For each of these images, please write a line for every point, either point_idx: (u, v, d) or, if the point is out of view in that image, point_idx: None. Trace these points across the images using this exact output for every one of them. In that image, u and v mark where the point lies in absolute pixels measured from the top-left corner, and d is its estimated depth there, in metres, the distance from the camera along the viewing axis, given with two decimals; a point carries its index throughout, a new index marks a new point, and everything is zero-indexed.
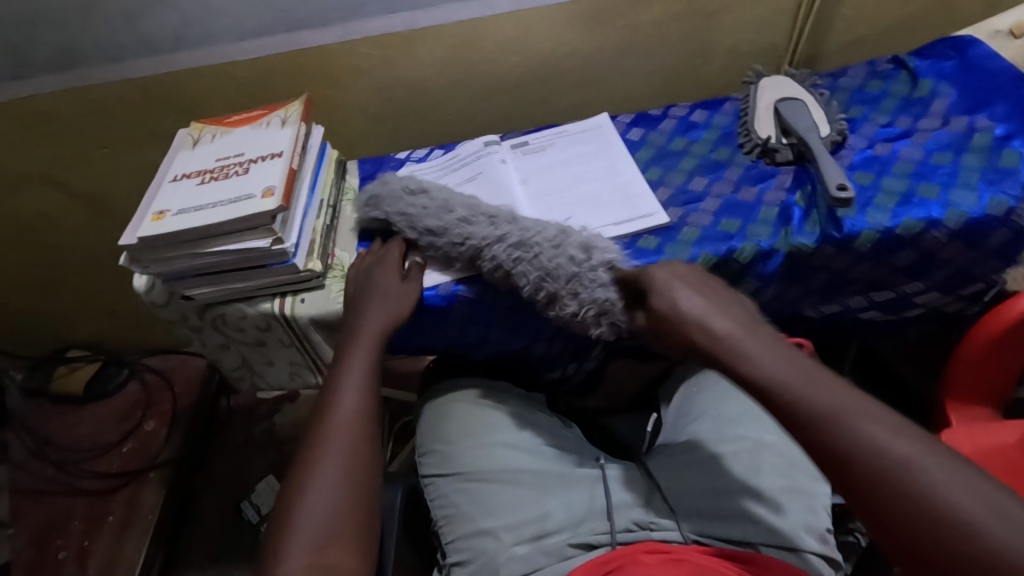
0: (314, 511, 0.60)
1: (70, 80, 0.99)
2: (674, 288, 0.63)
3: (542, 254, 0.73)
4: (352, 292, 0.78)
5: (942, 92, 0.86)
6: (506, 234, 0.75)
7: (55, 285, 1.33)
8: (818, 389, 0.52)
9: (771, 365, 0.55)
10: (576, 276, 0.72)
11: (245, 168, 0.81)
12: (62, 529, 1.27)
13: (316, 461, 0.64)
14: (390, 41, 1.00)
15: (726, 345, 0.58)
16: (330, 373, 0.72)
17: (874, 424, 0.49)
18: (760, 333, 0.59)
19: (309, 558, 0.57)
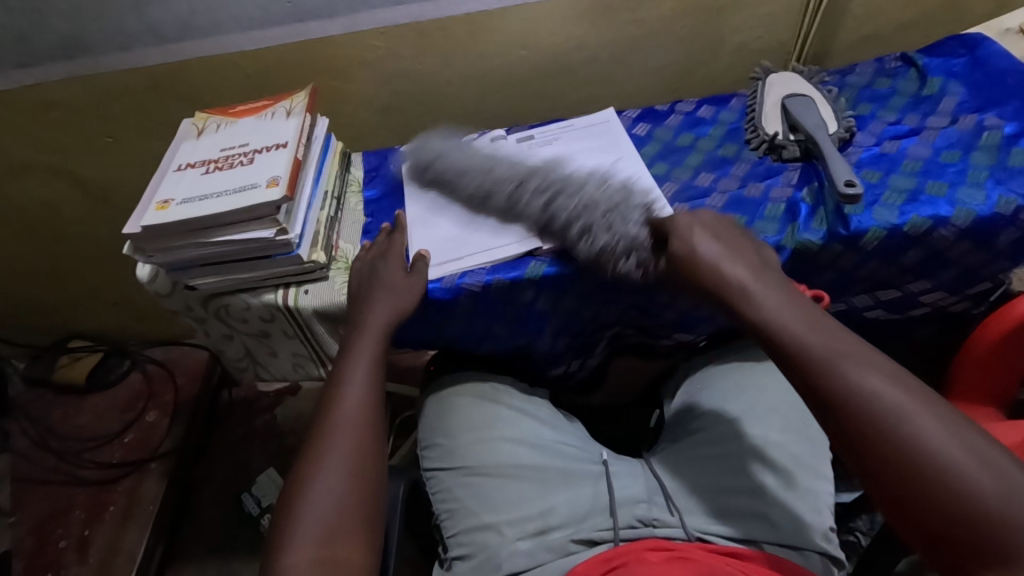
0: (319, 504, 0.60)
1: (75, 69, 0.99)
2: (695, 236, 0.67)
3: (584, 194, 0.77)
4: (356, 285, 0.79)
5: (952, 90, 0.86)
6: (558, 180, 0.80)
7: (59, 275, 1.33)
8: (824, 335, 0.55)
9: (786, 314, 0.57)
10: (616, 214, 0.75)
11: (251, 158, 0.81)
12: (63, 518, 1.27)
13: (320, 453, 0.64)
14: (396, 33, 0.99)
15: (743, 292, 0.61)
16: (335, 366, 0.72)
17: (875, 376, 0.50)
18: (773, 281, 0.62)
19: (314, 550, 0.56)
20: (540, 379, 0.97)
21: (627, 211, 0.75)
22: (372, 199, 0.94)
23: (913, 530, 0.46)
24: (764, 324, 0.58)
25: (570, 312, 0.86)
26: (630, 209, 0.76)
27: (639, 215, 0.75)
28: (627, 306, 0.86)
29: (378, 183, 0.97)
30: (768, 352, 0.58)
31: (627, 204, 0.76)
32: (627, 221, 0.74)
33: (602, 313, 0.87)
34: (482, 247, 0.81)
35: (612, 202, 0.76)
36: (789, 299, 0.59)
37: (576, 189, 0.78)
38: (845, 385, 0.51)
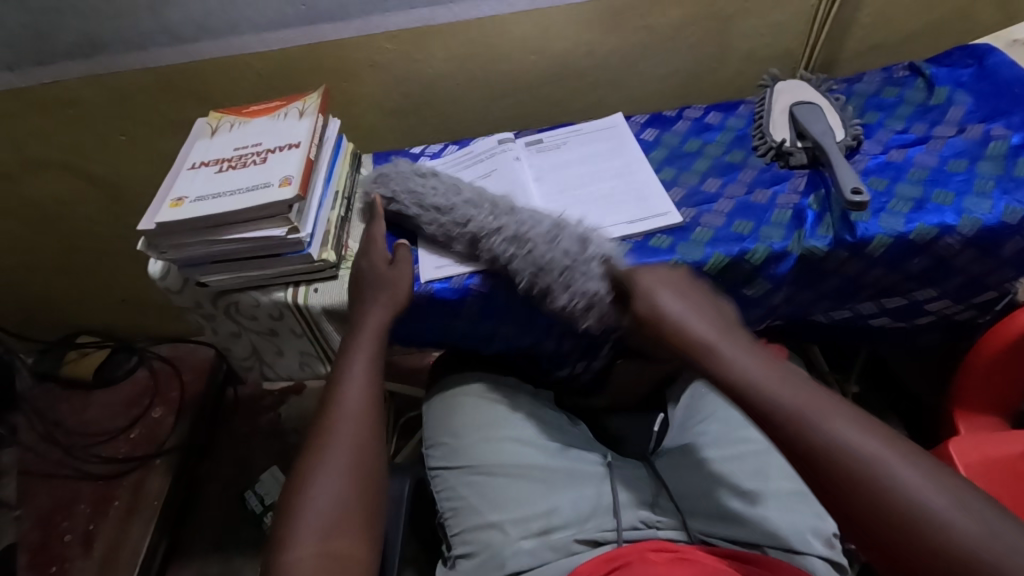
0: (322, 501, 0.60)
1: (91, 67, 1.01)
2: (659, 289, 0.67)
3: (536, 249, 0.73)
4: (359, 282, 0.79)
5: (959, 100, 0.86)
6: (509, 227, 0.76)
7: (69, 271, 1.34)
8: (788, 386, 0.56)
9: (751, 369, 0.58)
10: (578, 261, 0.72)
11: (263, 158, 0.82)
12: (68, 512, 1.28)
13: (322, 451, 0.64)
14: (408, 36, 1.01)
15: (709, 347, 0.61)
16: (338, 364, 0.73)
17: (842, 418, 0.53)
18: (734, 335, 0.63)
19: (317, 546, 0.57)
20: (545, 381, 0.98)
21: (581, 270, 0.72)
22: None
23: (898, 570, 0.48)
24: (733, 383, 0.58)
25: None
26: (586, 265, 0.72)
27: (597, 269, 0.72)
28: None
29: None
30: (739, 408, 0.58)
31: (585, 257, 0.72)
32: (583, 280, 0.71)
33: None
34: None
35: (562, 262, 0.72)
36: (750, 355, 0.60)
37: (526, 241, 0.74)
38: (822, 430, 0.52)
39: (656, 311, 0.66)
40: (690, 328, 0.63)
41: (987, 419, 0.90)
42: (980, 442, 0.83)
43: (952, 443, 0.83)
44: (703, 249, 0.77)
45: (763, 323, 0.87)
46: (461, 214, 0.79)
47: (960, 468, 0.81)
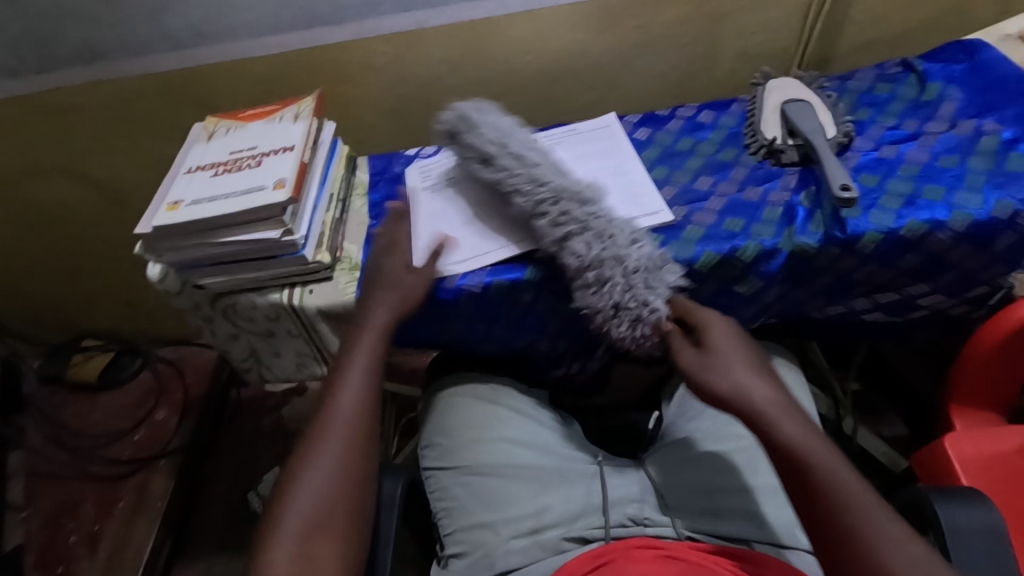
0: (303, 503, 0.61)
1: (91, 74, 1.02)
2: (710, 336, 0.67)
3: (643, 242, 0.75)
4: (371, 280, 0.79)
5: (951, 96, 0.86)
6: (594, 208, 0.75)
7: (74, 275, 1.36)
8: (837, 461, 0.58)
9: (804, 434, 0.59)
10: (638, 279, 0.72)
11: (258, 161, 0.83)
12: (73, 513, 1.29)
13: (310, 451, 0.65)
14: (402, 39, 1.02)
15: (756, 403, 0.61)
16: (337, 361, 0.73)
17: (885, 529, 0.54)
18: (788, 403, 0.62)
19: (293, 549, 0.58)
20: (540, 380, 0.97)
21: (655, 280, 0.73)
22: (376, 201, 0.96)
23: None
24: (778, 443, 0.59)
25: (569, 315, 0.86)
26: (659, 278, 0.74)
27: (665, 290, 0.73)
28: None
29: (383, 186, 0.98)
30: (778, 463, 0.60)
31: (659, 273, 0.74)
32: (653, 292, 0.72)
33: None
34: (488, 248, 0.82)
35: (644, 263, 0.73)
36: (808, 429, 0.60)
37: (604, 236, 0.73)
38: (858, 538, 0.54)
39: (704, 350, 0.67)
40: (747, 389, 0.62)
41: (981, 413, 0.90)
42: (975, 437, 0.82)
43: (946, 438, 0.83)
44: (694, 247, 0.78)
45: (757, 321, 0.87)
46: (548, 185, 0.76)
47: (955, 464, 0.81)
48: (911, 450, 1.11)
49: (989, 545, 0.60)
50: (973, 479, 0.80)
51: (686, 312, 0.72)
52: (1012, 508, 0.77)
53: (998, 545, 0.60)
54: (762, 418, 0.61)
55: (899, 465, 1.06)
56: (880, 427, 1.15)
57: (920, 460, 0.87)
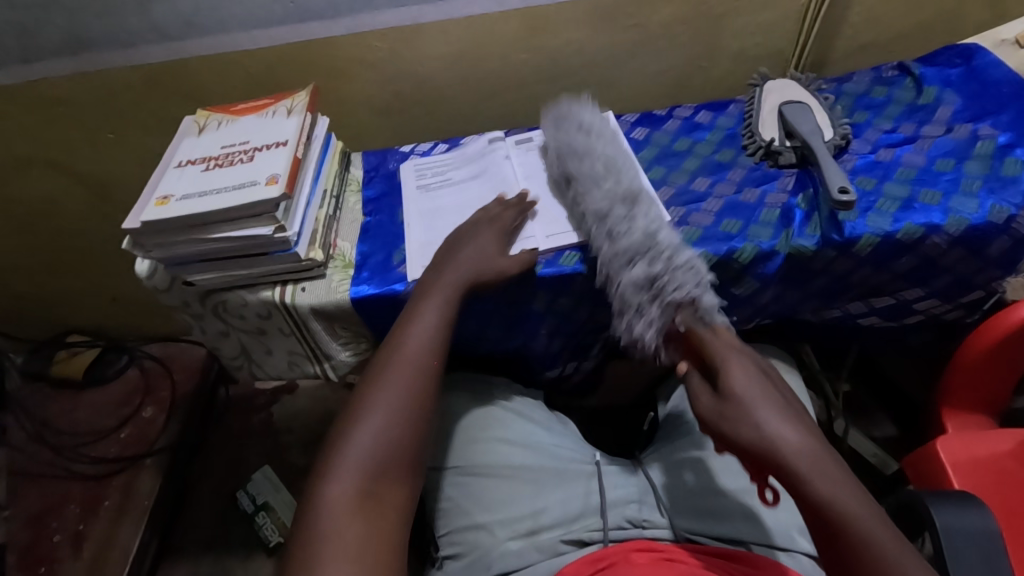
0: (368, 435, 0.60)
1: (78, 65, 1.00)
2: (730, 375, 0.60)
3: (662, 256, 0.70)
4: (451, 238, 0.79)
5: (947, 100, 0.87)
6: (610, 223, 0.74)
7: (58, 269, 1.33)
8: (880, 523, 0.51)
9: (844, 493, 0.52)
10: (626, 306, 0.72)
11: (250, 156, 0.81)
12: (57, 513, 1.27)
13: (377, 389, 0.64)
14: (398, 34, 1.00)
15: (791, 457, 0.54)
16: (409, 306, 0.72)
17: None
18: (827, 461, 0.54)
19: (358, 478, 0.58)
20: (537, 382, 0.97)
21: (647, 304, 0.70)
22: (370, 198, 0.96)
23: None
24: (816, 505, 0.53)
25: (565, 315, 0.85)
26: (654, 300, 0.70)
27: (654, 316, 0.69)
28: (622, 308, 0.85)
29: (377, 183, 0.98)
30: (817, 531, 0.53)
31: (653, 294, 0.70)
32: (642, 317, 0.70)
33: (598, 314, 0.86)
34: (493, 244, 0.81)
35: (640, 285, 0.70)
36: (850, 494, 0.53)
37: (606, 257, 0.74)
38: None
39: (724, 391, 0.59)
40: (782, 447, 0.55)
41: (973, 416, 0.90)
42: (967, 441, 0.83)
43: (939, 441, 0.83)
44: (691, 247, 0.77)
45: (752, 323, 0.87)
46: (615, 177, 0.79)
47: (948, 467, 0.81)
48: (901, 451, 1.12)
49: (983, 548, 0.60)
50: (966, 482, 0.80)
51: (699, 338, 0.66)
52: (1004, 511, 0.77)
53: (993, 549, 0.60)
54: (800, 483, 0.53)
55: (889, 467, 1.06)
56: (870, 429, 1.16)
57: (912, 463, 0.87)
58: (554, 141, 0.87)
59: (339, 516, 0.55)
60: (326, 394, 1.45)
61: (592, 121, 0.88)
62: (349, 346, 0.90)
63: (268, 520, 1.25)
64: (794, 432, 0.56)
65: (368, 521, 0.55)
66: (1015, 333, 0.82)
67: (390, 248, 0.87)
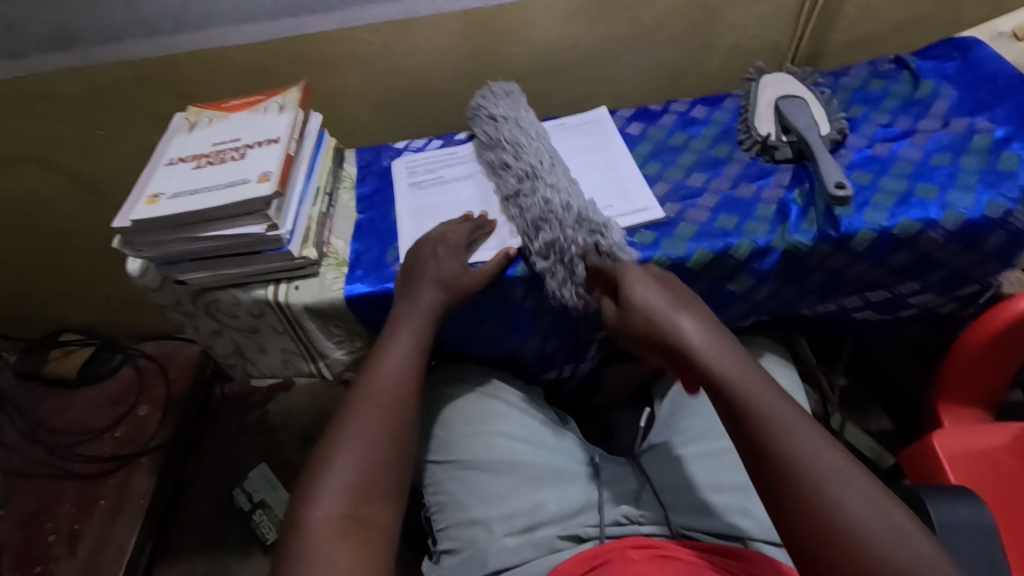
0: (347, 468, 0.60)
1: (65, 60, 0.98)
2: (648, 293, 0.65)
3: (555, 219, 0.75)
4: (412, 250, 0.78)
5: (944, 94, 0.86)
6: (525, 196, 0.80)
7: (50, 268, 1.32)
8: (789, 413, 0.54)
9: (793, 427, 0.53)
10: (551, 269, 0.76)
11: (242, 153, 0.80)
12: (52, 512, 1.26)
13: (352, 422, 0.64)
14: (390, 29, 0.99)
15: (738, 389, 0.56)
16: (383, 335, 0.72)
17: (811, 448, 0.52)
18: (720, 337, 0.61)
19: (341, 509, 0.57)
20: (534, 378, 0.96)
21: (564, 262, 0.75)
22: (364, 195, 0.95)
23: None
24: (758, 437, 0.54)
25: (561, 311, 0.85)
26: (566, 257, 0.74)
27: (572, 273, 0.74)
28: None
29: (370, 180, 0.97)
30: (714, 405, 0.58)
31: (564, 253, 0.74)
32: (561, 277, 0.75)
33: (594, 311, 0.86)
34: (488, 243, 0.80)
35: (550, 246, 0.75)
36: (739, 363, 0.58)
37: (522, 228, 0.78)
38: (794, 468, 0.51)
39: (643, 308, 0.64)
40: (678, 329, 0.62)
41: (969, 410, 0.90)
42: (963, 434, 0.83)
43: (935, 435, 0.83)
44: (641, 251, 0.76)
45: (749, 320, 0.87)
46: (519, 158, 0.84)
47: (944, 461, 0.81)
48: (896, 444, 1.12)
49: (981, 544, 0.60)
50: (963, 476, 0.80)
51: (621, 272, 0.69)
52: (1004, 505, 0.77)
53: (988, 545, 0.60)
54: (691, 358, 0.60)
55: (886, 460, 1.06)
56: (866, 422, 1.16)
57: (909, 459, 0.87)
58: (478, 142, 0.93)
59: (326, 540, 0.54)
60: (322, 391, 1.45)
61: (498, 104, 0.90)
62: (344, 344, 0.90)
63: (264, 518, 1.24)
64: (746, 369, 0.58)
65: (357, 542, 0.55)
66: (1013, 326, 0.82)
67: (385, 246, 0.86)
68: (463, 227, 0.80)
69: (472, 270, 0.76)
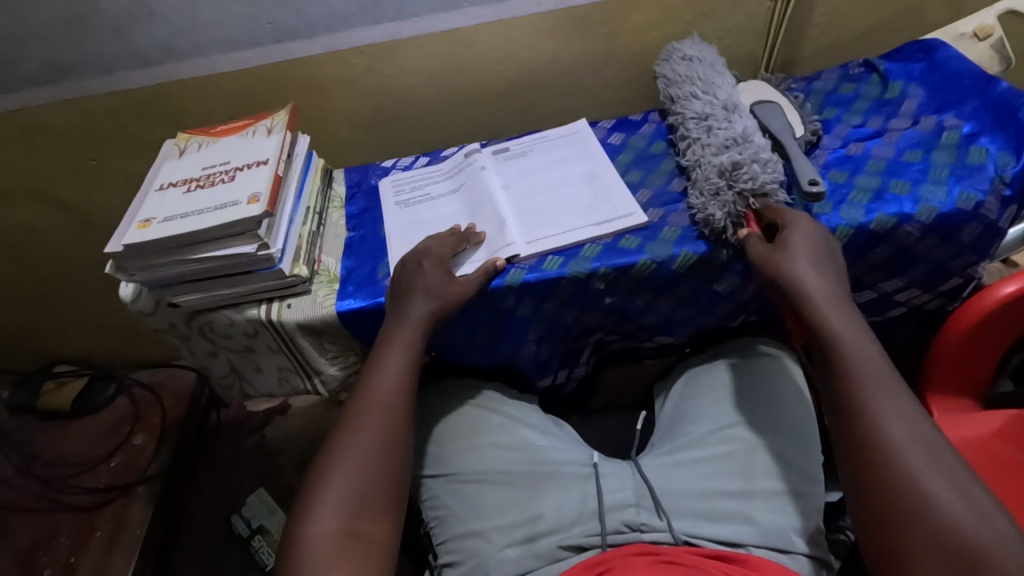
0: (342, 482, 0.60)
1: (58, 93, 1.00)
2: (789, 264, 0.68)
3: (751, 151, 0.80)
4: (401, 265, 0.79)
5: (912, 93, 0.89)
6: (738, 128, 0.84)
7: (44, 299, 1.32)
8: (858, 340, 0.61)
9: (869, 380, 0.58)
10: (738, 172, 0.78)
11: (231, 176, 0.82)
12: (49, 545, 1.25)
13: (349, 435, 0.64)
14: (376, 51, 1.02)
15: (841, 342, 0.61)
16: (375, 352, 0.73)
17: (871, 363, 0.59)
18: (834, 284, 0.66)
19: (338, 525, 0.57)
20: (529, 388, 0.97)
21: (733, 177, 0.78)
22: (353, 214, 0.96)
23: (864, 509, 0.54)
24: (841, 374, 0.60)
25: (552, 319, 0.86)
26: (760, 176, 0.77)
27: (732, 194, 0.77)
28: (609, 309, 0.87)
29: (359, 199, 0.99)
30: (807, 327, 0.65)
31: (770, 166, 0.79)
32: (719, 200, 0.78)
33: (585, 317, 0.88)
34: (477, 251, 0.82)
35: (728, 167, 0.79)
36: (842, 310, 0.64)
37: (744, 144, 0.81)
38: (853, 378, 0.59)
39: (780, 275, 0.68)
40: (797, 278, 0.67)
41: (961, 400, 0.91)
42: (953, 423, 0.84)
43: None
44: (590, 262, 0.80)
45: (737, 317, 0.90)
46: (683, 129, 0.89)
47: None
48: None
49: None
50: None
51: (777, 214, 0.74)
52: (997, 492, 0.78)
53: None
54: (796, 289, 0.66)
55: None
56: None
57: None
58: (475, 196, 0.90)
59: (320, 557, 0.55)
60: (319, 414, 1.44)
61: (704, 96, 0.90)
62: (338, 360, 0.91)
63: (264, 543, 1.23)
64: (862, 337, 0.61)
65: (352, 561, 0.56)
66: (994, 311, 0.84)
67: (374, 262, 0.88)
68: (450, 241, 0.81)
69: (457, 281, 0.77)
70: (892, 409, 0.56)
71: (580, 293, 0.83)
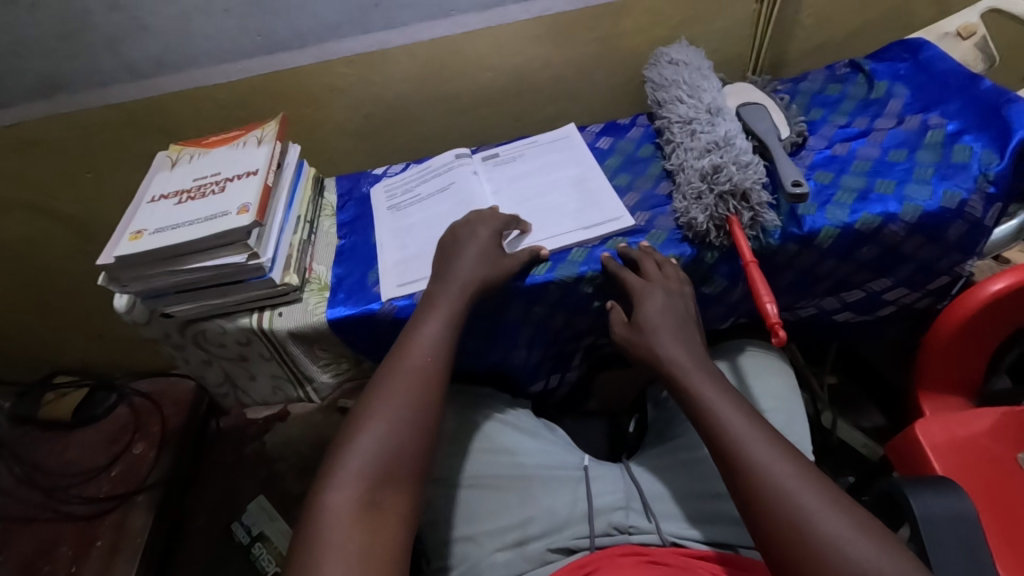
0: (366, 449, 0.61)
1: (54, 107, 1.02)
2: (671, 347, 0.69)
3: (730, 154, 0.80)
4: (442, 245, 0.80)
5: (897, 93, 0.89)
6: (721, 130, 0.84)
7: (43, 310, 1.34)
8: (737, 417, 0.62)
9: (772, 462, 0.58)
10: (718, 176, 0.78)
11: (222, 187, 0.83)
12: (50, 555, 1.25)
13: (379, 403, 0.65)
14: (365, 60, 1.03)
15: (730, 428, 0.61)
16: (416, 314, 0.74)
17: (763, 444, 0.59)
18: (706, 366, 0.68)
19: (359, 492, 0.58)
20: (521, 393, 0.97)
21: (714, 182, 0.78)
22: (344, 222, 0.97)
23: None
24: (739, 459, 0.59)
25: (542, 322, 0.87)
26: (741, 176, 0.77)
27: (710, 199, 0.77)
28: (598, 313, 0.87)
29: (350, 207, 1.00)
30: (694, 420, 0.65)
31: (750, 168, 0.78)
32: (699, 205, 0.78)
33: (574, 321, 0.88)
34: None
35: (707, 170, 0.79)
36: (718, 391, 0.65)
37: (724, 147, 0.81)
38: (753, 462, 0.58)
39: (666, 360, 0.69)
40: (675, 361, 0.68)
41: (949, 399, 0.92)
42: (945, 422, 0.84)
43: (918, 425, 0.84)
44: (579, 266, 0.80)
45: (727, 321, 0.89)
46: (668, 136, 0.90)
47: (927, 449, 0.82)
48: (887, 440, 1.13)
49: (965, 536, 0.60)
50: (945, 463, 0.80)
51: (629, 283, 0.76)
52: (987, 490, 0.78)
53: (971, 532, 0.60)
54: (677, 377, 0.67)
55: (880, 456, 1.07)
56: (858, 419, 1.16)
57: (895, 448, 0.87)
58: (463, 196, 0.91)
59: (342, 523, 0.56)
60: None
61: (691, 99, 0.91)
62: (330, 367, 0.91)
63: (264, 551, 1.23)
64: (750, 421, 0.62)
65: (368, 532, 0.56)
66: (983, 308, 0.83)
67: (365, 269, 0.88)
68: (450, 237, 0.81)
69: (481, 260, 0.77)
70: (795, 484, 0.56)
71: (568, 297, 0.83)
